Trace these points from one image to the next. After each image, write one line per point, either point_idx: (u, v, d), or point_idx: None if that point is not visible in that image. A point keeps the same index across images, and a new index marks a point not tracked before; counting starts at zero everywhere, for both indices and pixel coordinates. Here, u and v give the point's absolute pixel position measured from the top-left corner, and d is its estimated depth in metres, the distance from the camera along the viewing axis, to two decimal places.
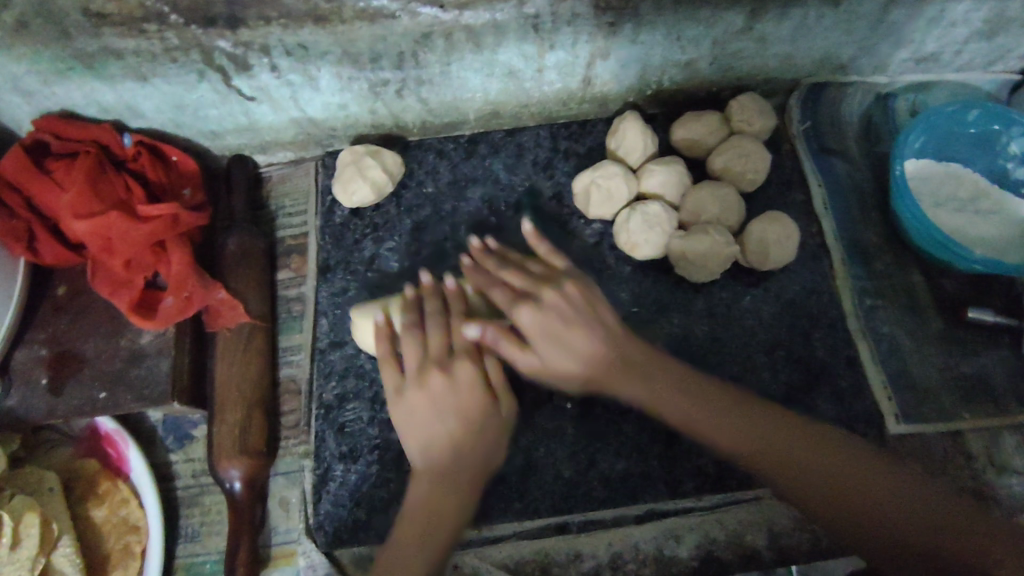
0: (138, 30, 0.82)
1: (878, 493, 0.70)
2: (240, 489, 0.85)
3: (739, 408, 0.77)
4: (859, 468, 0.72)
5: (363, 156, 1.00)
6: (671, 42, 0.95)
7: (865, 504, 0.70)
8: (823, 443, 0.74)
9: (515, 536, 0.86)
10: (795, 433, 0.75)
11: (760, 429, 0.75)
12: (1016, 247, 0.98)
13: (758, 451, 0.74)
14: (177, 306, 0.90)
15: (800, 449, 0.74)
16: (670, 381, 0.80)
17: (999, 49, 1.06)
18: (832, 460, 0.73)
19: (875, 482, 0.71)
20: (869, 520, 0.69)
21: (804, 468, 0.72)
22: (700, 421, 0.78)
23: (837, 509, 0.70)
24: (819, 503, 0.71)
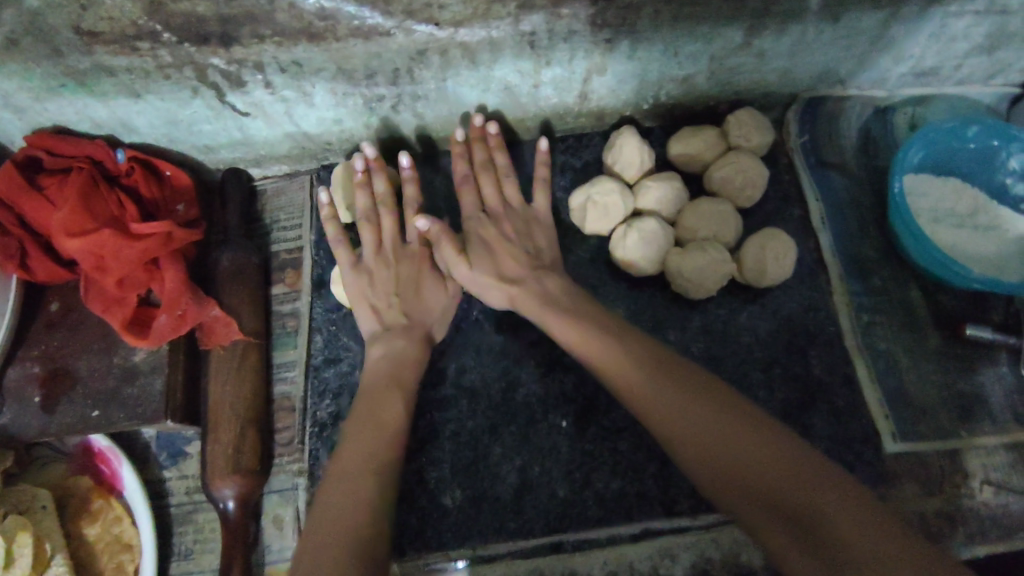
0: (130, 48, 0.81)
1: (814, 503, 0.56)
2: (233, 508, 0.85)
3: (679, 390, 0.68)
4: (788, 472, 0.59)
5: (357, 171, 0.99)
6: (668, 58, 0.95)
7: (789, 503, 0.57)
8: (772, 448, 0.61)
9: (508, 554, 0.86)
10: (724, 420, 0.64)
11: (688, 409, 0.66)
12: (1015, 265, 0.97)
13: (687, 433, 0.65)
14: (171, 324, 0.89)
15: (744, 447, 0.62)
16: (624, 355, 0.74)
17: (999, 64, 1.05)
18: (766, 454, 0.61)
19: (815, 500, 0.56)
20: (788, 531, 0.57)
21: (727, 454, 0.62)
22: (629, 388, 0.72)
23: (755, 507, 0.59)
24: (735, 499, 0.61)
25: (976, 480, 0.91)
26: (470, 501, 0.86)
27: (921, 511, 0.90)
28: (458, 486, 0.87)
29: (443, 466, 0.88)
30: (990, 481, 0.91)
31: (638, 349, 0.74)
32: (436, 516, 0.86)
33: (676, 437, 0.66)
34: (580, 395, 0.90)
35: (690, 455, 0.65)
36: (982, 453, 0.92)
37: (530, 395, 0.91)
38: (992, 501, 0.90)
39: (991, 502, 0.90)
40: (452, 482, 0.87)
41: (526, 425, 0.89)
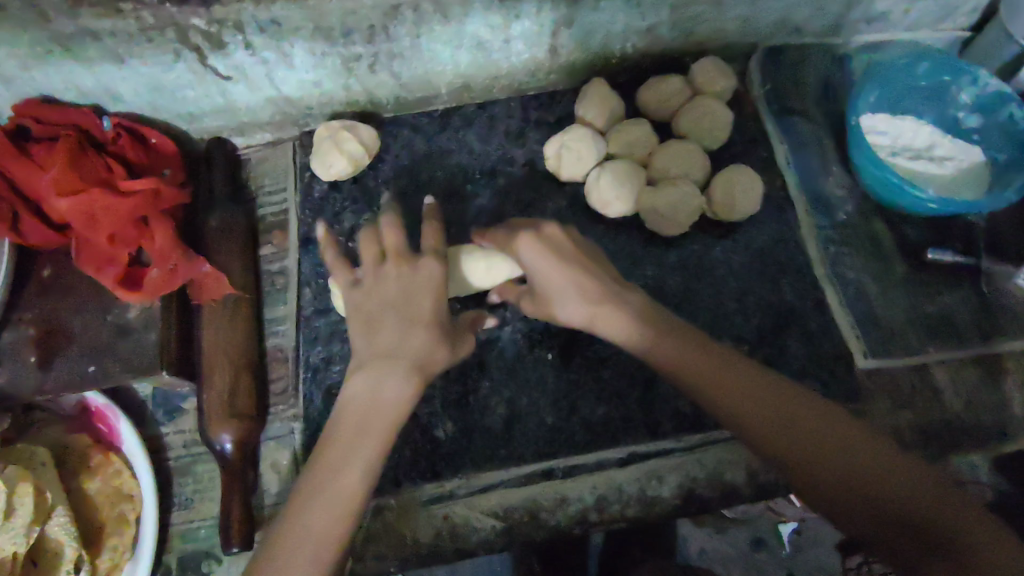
0: (114, 10, 0.84)
1: (889, 487, 0.64)
2: (232, 450, 0.87)
3: (751, 378, 0.73)
4: (865, 449, 0.67)
5: (339, 131, 1.03)
6: (632, 8, 1.00)
7: (863, 482, 0.65)
8: (859, 436, 0.68)
9: (502, 483, 0.88)
10: (807, 412, 0.70)
11: (758, 395, 0.71)
12: (969, 189, 1.03)
13: (771, 419, 0.70)
14: (163, 278, 0.91)
15: (806, 427, 0.69)
16: (671, 336, 0.76)
17: (945, 6, 1.11)
18: (833, 437, 0.68)
19: (899, 480, 0.65)
20: (853, 493, 0.65)
21: (794, 434, 0.69)
22: (698, 376, 0.73)
23: (826, 484, 0.66)
24: (817, 481, 0.67)
25: (946, 392, 0.95)
26: (462, 433, 0.89)
27: (895, 425, 0.93)
28: (449, 420, 0.90)
29: (434, 403, 0.91)
30: (958, 393, 0.95)
31: (698, 337, 0.77)
32: (429, 449, 0.89)
33: (752, 416, 0.71)
34: (564, 329, 0.94)
35: (763, 439, 0.70)
36: (950, 367, 0.96)
37: (516, 332, 0.94)
38: (962, 411, 0.94)
39: (961, 412, 0.94)
40: (443, 417, 0.90)
41: (513, 360, 0.92)
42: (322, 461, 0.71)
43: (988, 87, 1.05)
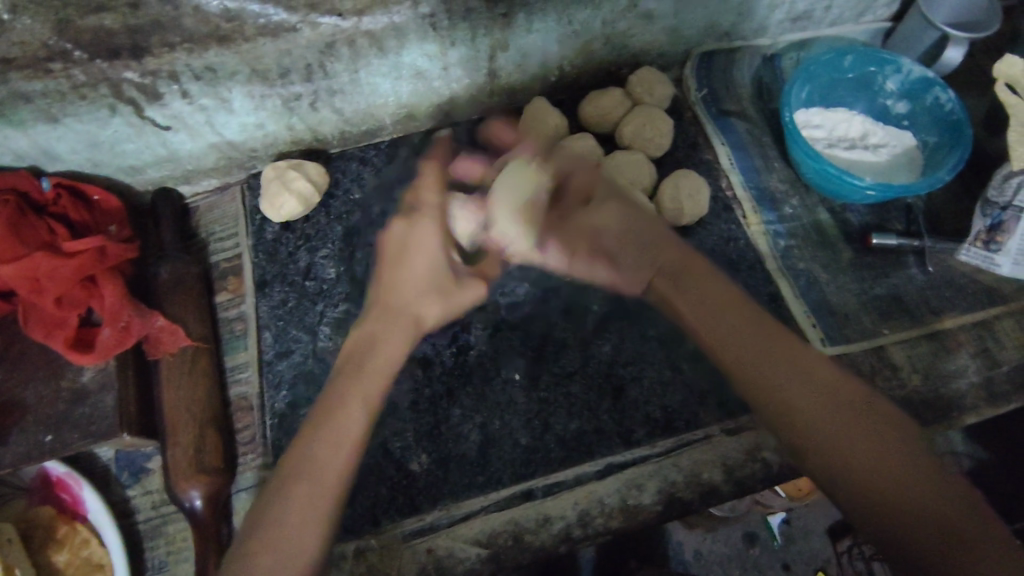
0: (43, 70, 0.83)
1: (890, 465, 0.68)
2: (202, 506, 0.85)
3: (797, 357, 0.76)
4: (890, 444, 0.69)
5: (287, 170, 1.03)
6: (564, 26, 1.02)
7: (876, 474, 0.67)
8: (887, 427, 0.70)
9: (482, 510, 0.86)
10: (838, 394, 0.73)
11: (789, 378, 0.75)
12: (904, 174, 1.06)
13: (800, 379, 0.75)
14: (115, 337, 0.89)
15: (832, 409, 0.72)
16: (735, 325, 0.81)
17: (864, 0, 1.16)
18: (859, 426, 0.71)
19: (898, 458, 0.68)
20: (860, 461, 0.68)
21: (814, 413, 0.72)
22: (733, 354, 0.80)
23: (836, 467, 0.70)
24: (828, 463, 0.70)
25: (906, 371, 0.96)
26: (437, 463, 0.89)
27: None
28: (423, 451, 0.89)
29: (407, 435, 0.90)
30: (918, 370, 0.96)
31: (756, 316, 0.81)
32: (406, 483, 0.88)
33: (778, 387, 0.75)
34: (529, 348, 0.95)
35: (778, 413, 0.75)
36: (906, 346, 0.98)
37: (481, 355, 0.95)
38: (922, 387, 0.95)
39: (921, 388, 0.95)
40: (417, 449, 0.89)
41: (481, 383, 0.93)
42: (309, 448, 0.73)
43: (911, 73, 1.09)
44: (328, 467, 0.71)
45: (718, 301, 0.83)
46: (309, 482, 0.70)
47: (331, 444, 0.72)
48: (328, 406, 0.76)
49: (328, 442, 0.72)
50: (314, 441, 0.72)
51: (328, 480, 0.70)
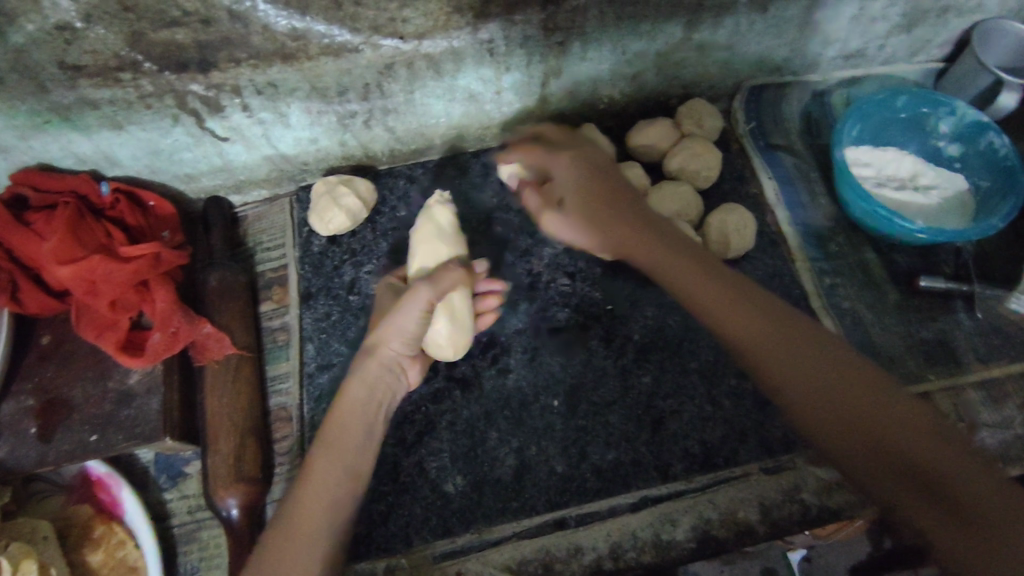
0: (113, 79, 0.86)
1: (898, 434, 0.66)
2: (238, 515, 0.85)
3: (803, 330, 0.76)
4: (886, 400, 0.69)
5: (337, 186, 1.04)
6: (618, 56, 1.03)
7: (881, 427, 0.67)
8: (885, 386, 0.70)
9: (515, 536, 0.86)
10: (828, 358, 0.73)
11: (789, 347, 0.74)
12: (955, 217, 1.05)
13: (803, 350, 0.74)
14: (165, 342, 0.91)
15: (834, 375, 0.72)
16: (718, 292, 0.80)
17: (919, 41, 1.15)
18: (861, 388, 0.70)
19: (903, 428, 0.66)
20: (865, 430, 0.68)
21: (812, 380, 0.72)
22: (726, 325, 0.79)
23: (849, 433, 0.69)
24: (835, 429, 0.70)
25: (951, 419, 0.94)
26: (472, 485, 0.89)
27: None
28: (459, 473, 0.89)
29: (443, 455, 0.90)
30: (964, 419, 0.94)
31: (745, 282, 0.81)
32: (440, 503, 0.88)
33: (772, 355, 0.75)
34: (568, 374, 0.95)
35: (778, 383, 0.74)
36: (952, 394, 0.96)
37: (520, 379, 0.95)
38: (968, 437, 0.93)
39: (967, 438, 0.93)
40: (453, 470, 0.90)
41: (519, 408, 0.93)
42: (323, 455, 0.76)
43: (966, 116, 1.07)
44: (344, 478, 0.74)
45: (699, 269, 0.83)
46: (326, 499, 0.72)
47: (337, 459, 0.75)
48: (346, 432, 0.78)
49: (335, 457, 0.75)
50: (326, 466, 0.74)
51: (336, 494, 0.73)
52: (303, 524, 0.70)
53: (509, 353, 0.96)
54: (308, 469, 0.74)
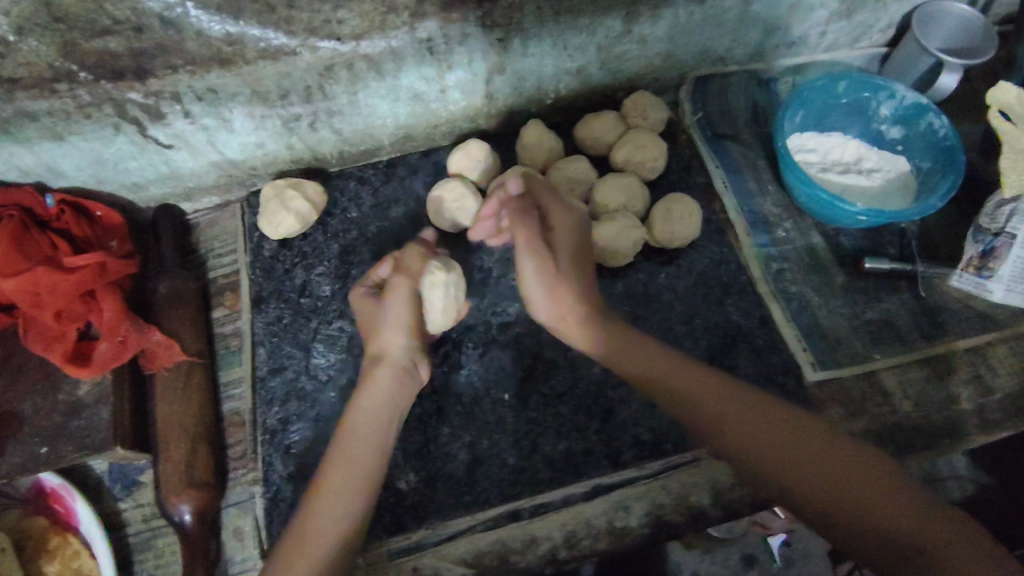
0: (49, 91, 0.86)
1: (854, 493, 0.74)
2: (191, 521, 0.86)
3: (778, 406, 0.83)
4: (878, 489, 0.74)
5: (285, 189, 1.04)
6: (560, 51, 1.04)
7: (878, 518, 0.72)
8: (832, 446, 0.78)
9: (469, 529, 0.87)
10: (823, 452, 0.78)
11: (745, 415, 0.82)
12: (900, 200, 1.06)
13: (755, 433, 0.81)
14: (112, 351, 0.91)
15: (783, 446, 0.79)
16: (708, 401, 0.84)
17: (859, 26, 1.17)
18: (806, 453, 0.78)
19: (865, 483, 0.74)
20: (823, 494, 0.75)
21: (785, 471, 0.78)
22: (705, 422, 0.85)
23: (855, 531, 0.72)
24: (841, 526, 0.73)
25: (896, 397, 0.96)
26: (425, 482, 0.89)
27: (849, 432, 0.94)
28: (411, 470, 0.90)
29: (395, 453, 0.91)
30: (907, 396, 0.96)
31: (748, 387, 0.86)
32: (393, 500, 0.88)
33: (763, 465, 0.80)
34: (519, 368, 0.96)
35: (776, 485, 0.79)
36: (897, 371, 0.98)
37: (472, 374, 0.95)
38: (913, 413, 0.95)
39: (912, 414, 0.95)
40: (405, 467, 0.90)
41: (471, 403, 0.94)
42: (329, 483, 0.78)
43: (906, 99, 1.09)
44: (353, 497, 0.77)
45: (681, 373, 0.87)
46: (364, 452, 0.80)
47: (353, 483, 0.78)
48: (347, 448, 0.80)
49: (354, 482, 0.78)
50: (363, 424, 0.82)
51: (354, 488, 0.77)
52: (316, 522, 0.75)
53: (460, 348, 0.97)
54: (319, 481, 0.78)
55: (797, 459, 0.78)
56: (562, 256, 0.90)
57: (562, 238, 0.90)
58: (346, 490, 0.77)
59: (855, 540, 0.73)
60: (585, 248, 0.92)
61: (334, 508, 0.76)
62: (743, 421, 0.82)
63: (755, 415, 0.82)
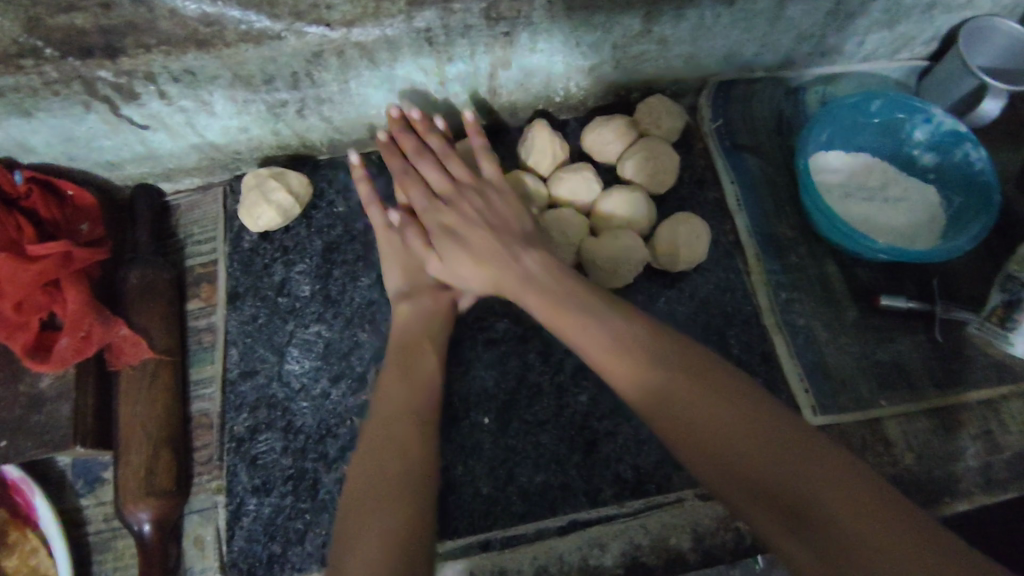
0: (13, 66, 0.78)
1: (759, 451, 0.59)
2: (150, 530, 0.83)
3: (681, 353, 0.68)
4: (840, 470, 0.56)
5: (268, 180, 0.98)
6: (572, 48, 0.95)
7: (778, 469, 0.58)
8: (742, 394, 0.64)
9: (438, 558, 0.83)
10: (770, 424, 0.61)
11: (643, 355, 0.69)
12: (926, 234, 0.98)
13: (647, 373, 0.68)
14: (74, 347, 0.86)
15: (682, 390, 0.65)
16: (651, 360, 0.68)
17: (902, 39, 1.07)
18: (707, 397, 0.64)
19: (774, 445, 0.59)
20: (724, 451, 0.61)
21: (683, 416, 0.64)
22: (603, 358, 0.71)
23: (762, 495, 0.58)
24: (739, 488, 0.59)
25: (900, 449, 0.91)
26: None
27: None
28: None
29: None
30: (911, 448, 0.91)
31: (658, 328, 0.72)
32: None
33: (667, 413, 0.65)
34: (502, 391, 0.91)
35: (698, 455, 0.63)
36: (903, 421, 0.92)
37: (452, 392, 0.91)
38: (915, 467, 0.90)
39: (914, 468, 0.90)
40: None
41: (449, 424, 0.89)
42: (357, 470, 0.72)
43: (943, 125, 1.00)
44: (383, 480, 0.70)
45: (579, 302, 0.76)
46: (383, 415, 0.77)
47: (383, 466, 0.71)
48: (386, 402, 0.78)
49: (380, 460, 0.71)
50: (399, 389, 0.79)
51: (398, 469, 0.71)
52: (359, 503, 0.68)
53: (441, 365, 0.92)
54: (351, 475, 0.72)
55: (686, 405, 0.64)
56: (445, 227, 0.85)
57: (438, 220, 0.86)
58: (371, 471, 0.71)
59: (761, 516, 0.58)
60: (488, 216, 0.85)
61: (375, 477, 0.70)
62: (637, 371, 0.68)
63: (651, 360, 0.68)
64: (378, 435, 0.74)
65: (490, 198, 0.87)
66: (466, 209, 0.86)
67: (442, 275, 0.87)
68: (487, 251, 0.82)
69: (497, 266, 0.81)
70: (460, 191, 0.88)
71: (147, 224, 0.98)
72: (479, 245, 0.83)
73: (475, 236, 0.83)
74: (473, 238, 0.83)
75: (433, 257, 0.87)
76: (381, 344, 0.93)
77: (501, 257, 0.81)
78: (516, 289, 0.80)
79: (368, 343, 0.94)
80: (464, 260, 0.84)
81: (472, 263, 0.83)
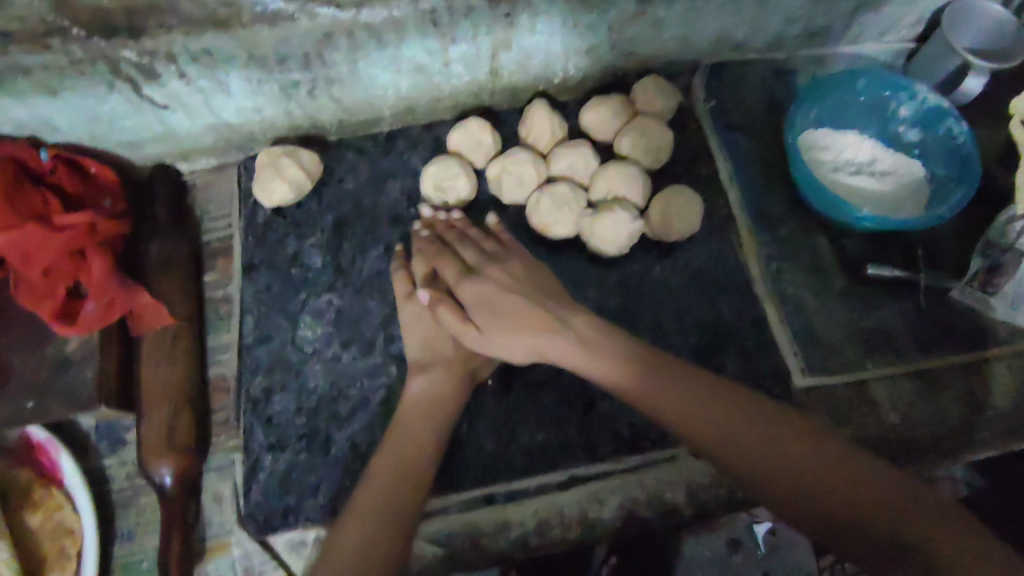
0: (43, 45, 0.83)
1: (817, 470, 0.64)
2: (171, 484, 0.88)
3: (724, 394, 0.72)
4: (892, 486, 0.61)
5: (280, 157, 1.02)
6: (569, 30, 1.00)
7: (843, 492, 0.62)
8: (797, 427, 0.67)
9: (445, 509, 0.89)
10: (855, 460, 0.64)
11: (693, 391, 0.72)
12: (911, 205, 1.02)
13: (695, 417, 0.70)
14: (99, 312, 0.91)
15: (731, 422, 0.69)
16: (693, 391, 0.72)
17: (887, 20, 1.12)
18: (759, 429, 0.68)
19: (831, 463, 0.64)
20: (785, 480, 0.64)
21: (739, 445, 0.68)
22: (644, 395, 0.74)
23: (831, 514, 0.62)
24: (808, 512, 0.63)
25: (886, 409, 0.95)
26: None
27: None
28: None
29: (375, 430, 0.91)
30: (896, 408, 0.95)
31: (695, 373, 0.75)
32: None
33: (717, 445, 0.69)
34: None
35: (760, 482, 0.66)
36: (889, 382, 0.96)
37: None
38: (898, 425, 0.94)
39: (898, 426, 0.94)
40: None
41: None
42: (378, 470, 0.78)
43: (926, 101, 1.05)
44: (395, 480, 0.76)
45: (612, 340, 0.78)
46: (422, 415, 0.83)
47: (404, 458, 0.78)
48: (401, 431, 0.81)
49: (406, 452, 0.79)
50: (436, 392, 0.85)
51: (401, 466, 0.77)
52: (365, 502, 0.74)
53: None
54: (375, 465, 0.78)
55: (737, 436, 0.68)
56: (481, 297, 0.83)
57: (474, 288, 0.83)
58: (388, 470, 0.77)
59: (830, 533, 0.62)
60: (518, 277, 0.84)
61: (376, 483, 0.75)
62: (690, 412, 0.71)
63: (699, 395, 0.71)
64: (399, 439, 0.80)
65: (528, 271, 0.85)
66: (498, 276, 0.84)
67: (480, 345, 0.83)
68: (518, 313, 0.80)
69: (536, 328, 0.79)
70: (495, 264, 0.86)
71: (165, 201, 1.04)
72: (514, 307, 0.81)
73: (505, 299, 0.81)
74: (506, 318, 0.81)
75: (470, 328, 0.82)
76: (388, 311, 0.98)
77: (545, 325, 0.79)
78: (570, 356, 0.78)
79: (376, 310, 0.98)
80: (492, 317, 0.81)
81: (512, 331, 0.80)
